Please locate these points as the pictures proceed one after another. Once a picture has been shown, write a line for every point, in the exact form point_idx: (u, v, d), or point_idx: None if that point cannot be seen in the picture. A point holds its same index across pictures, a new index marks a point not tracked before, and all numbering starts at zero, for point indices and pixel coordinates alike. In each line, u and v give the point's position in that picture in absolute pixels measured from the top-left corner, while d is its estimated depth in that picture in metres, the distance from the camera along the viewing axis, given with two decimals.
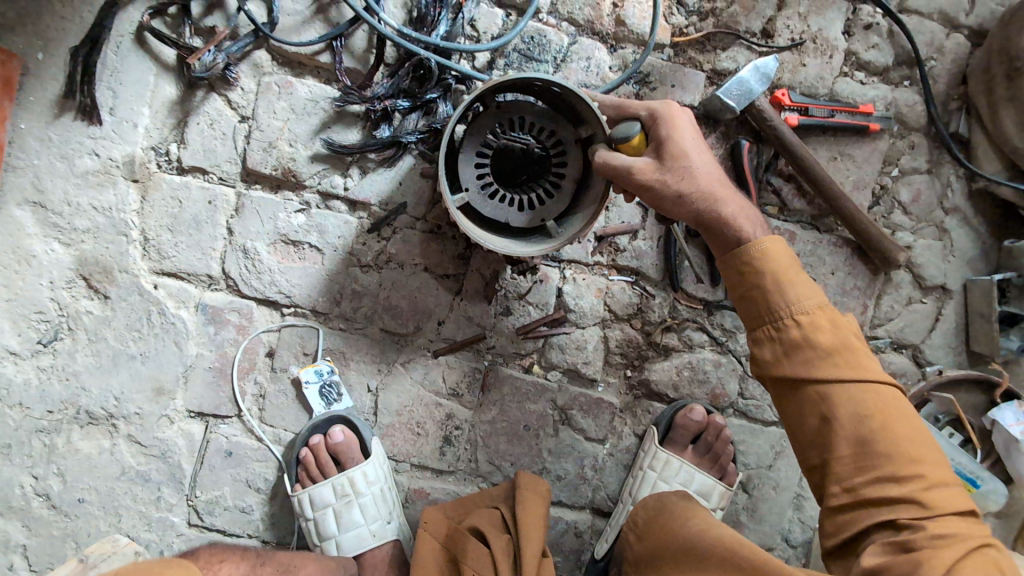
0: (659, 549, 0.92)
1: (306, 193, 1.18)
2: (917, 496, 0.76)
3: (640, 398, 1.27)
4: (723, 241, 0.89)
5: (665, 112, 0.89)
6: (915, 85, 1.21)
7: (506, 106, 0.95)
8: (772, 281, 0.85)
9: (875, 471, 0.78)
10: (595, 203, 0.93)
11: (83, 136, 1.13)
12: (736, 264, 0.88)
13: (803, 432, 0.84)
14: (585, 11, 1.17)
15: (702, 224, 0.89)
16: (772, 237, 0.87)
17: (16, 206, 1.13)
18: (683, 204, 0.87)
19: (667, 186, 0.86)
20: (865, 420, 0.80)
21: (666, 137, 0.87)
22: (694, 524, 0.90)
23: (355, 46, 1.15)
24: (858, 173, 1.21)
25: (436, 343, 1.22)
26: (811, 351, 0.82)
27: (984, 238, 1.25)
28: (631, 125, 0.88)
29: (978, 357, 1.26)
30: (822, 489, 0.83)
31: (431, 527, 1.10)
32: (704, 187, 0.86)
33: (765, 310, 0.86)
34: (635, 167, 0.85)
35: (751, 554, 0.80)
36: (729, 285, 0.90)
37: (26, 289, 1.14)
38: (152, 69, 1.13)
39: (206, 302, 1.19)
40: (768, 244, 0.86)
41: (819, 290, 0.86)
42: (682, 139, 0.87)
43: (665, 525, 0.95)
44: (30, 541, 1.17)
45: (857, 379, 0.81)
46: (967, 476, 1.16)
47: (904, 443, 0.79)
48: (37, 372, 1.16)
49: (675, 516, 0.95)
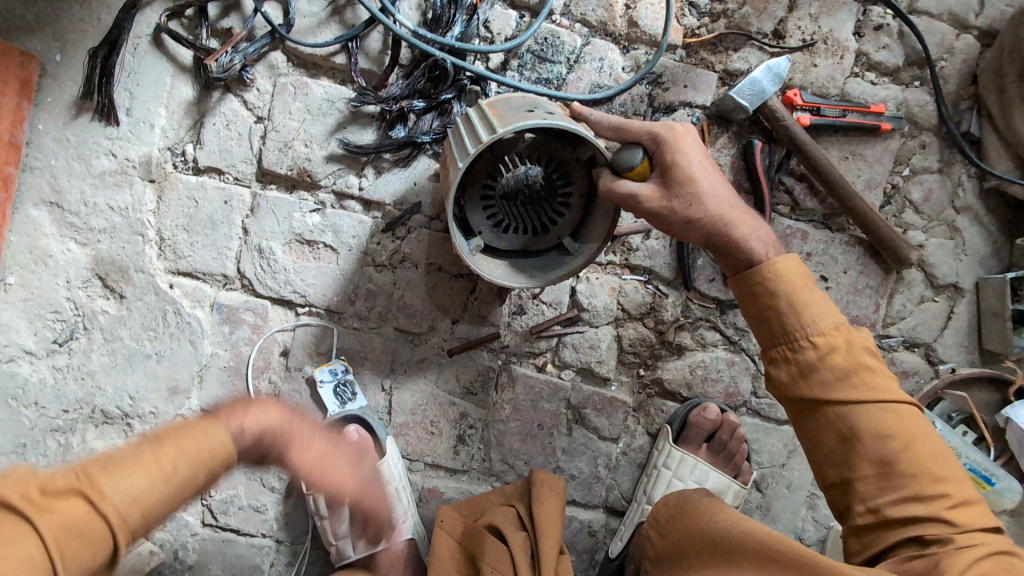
0: (689, 545, 0.92)
1: (320, 193, 1.19)
2: (944, 514, 0.76)
3: (653, 397, 1.27)
4: (734, 262, 0.90)
5: (668, 135, 0.89)
6: (926, 86, 1.22)
7: (501, 146, 0.91)
8: (786, 301, 0.85)
9: (900, 490, 0.78)
10: (606, 220, 0.96)
11: (100, 137, 1.14)
12: (749, 285, 0.88)
13: (823, 449, 0.84)
14: (598, 12, 1.17)
15: (713, 246, 0.90)
16: (782, 256, 0.87)
17: (33, 206, 1.14)
18: (691, 227, 0.89)
19: (674, 211, 0.88)
20: (886, 440, 0.79)
21: (673, 161, 0.87)
22: (722, 519, 0.89)
23: (370, 48, 1.16)
24: (869, 173, 1.21)
25: (449, 343, 1.23)
26: (828, 373, 0.82)
27: (995, 236, 1.25)
28: (635, 150, 0.88)
29: (991, 355, 1.26)
30: (846, 507, 0.83)
31: (447, 525, 1.10)
32: (712, 211, 0.87)
33: (780, 331, 0.86)
34: (642, 194, 0.86)
35: (786, 547, 0.79)
36: (742, 305, 0.91)
37: (42, 289, 1.15)
38: (169, 71, 1.14)
39: (221, 301, 1.19)
40: (781, 264, 0.87)
41: (835, 309, 0.85)
42: (688, 163, 0.87)
43: (689, 524, 0.94)
44: None
45: (876, 400, 0.81)
46: (981, 474, 1.17)
47: (926, 460, 0.79)
48: (53, 372, 1.16)
49: (699, 513, 0.94)
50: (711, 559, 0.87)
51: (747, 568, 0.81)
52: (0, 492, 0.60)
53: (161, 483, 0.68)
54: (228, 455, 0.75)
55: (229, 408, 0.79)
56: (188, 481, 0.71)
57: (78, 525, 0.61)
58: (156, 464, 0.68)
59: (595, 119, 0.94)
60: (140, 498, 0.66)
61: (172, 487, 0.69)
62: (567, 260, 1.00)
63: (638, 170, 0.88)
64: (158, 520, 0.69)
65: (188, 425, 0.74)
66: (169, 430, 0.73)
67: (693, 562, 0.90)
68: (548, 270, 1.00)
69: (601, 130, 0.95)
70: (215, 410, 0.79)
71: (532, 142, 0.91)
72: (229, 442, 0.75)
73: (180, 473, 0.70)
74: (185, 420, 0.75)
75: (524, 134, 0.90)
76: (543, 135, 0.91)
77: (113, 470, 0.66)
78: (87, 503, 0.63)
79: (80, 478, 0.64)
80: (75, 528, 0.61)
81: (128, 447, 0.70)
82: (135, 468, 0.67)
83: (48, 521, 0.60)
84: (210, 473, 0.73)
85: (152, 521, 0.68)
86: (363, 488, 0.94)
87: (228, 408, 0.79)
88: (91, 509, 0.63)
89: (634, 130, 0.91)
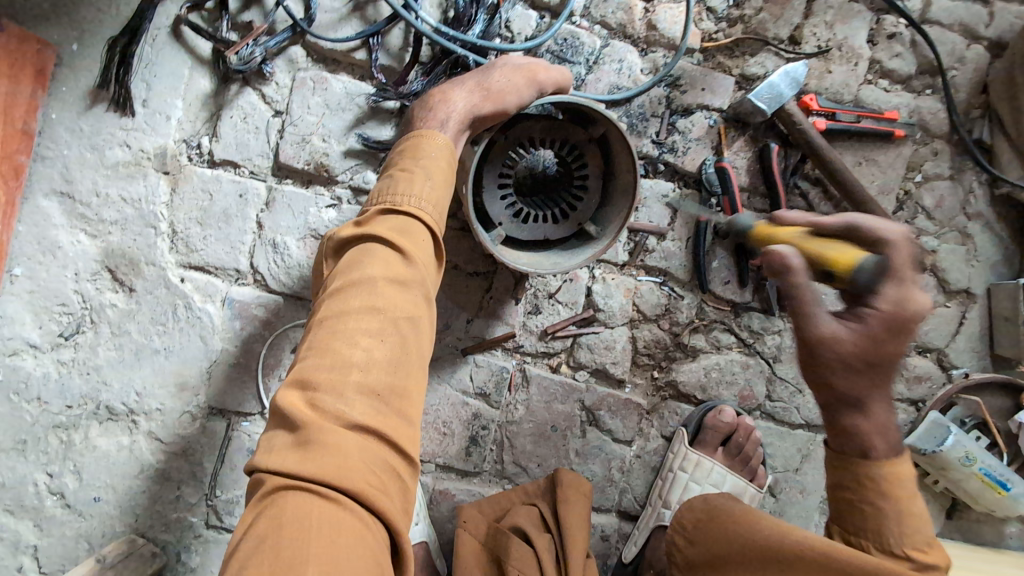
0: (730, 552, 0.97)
1: (337, 188, 1.18)
2: None
3: (668, 400, 1.26)
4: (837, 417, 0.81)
5: (909, 306, 0.71)
6: (937, 94, 1.24)
7: (514, 130, 0.99)
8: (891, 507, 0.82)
9: None
10: (628, 197, 0.99)
11: (115, 127, 1.13)
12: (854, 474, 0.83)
13: None
14: (617, 15, 1.18)
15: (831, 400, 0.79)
16: (899, 461, 0.82)
17: (43, 197, 1.11)
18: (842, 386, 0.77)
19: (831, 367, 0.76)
20: None
21: (883, 333, 0.72)
22: (768, 527, 0.94)
23: (390, 45, 1.16)
24: (882, 178, 1.23)
25: (464, 342, 1.21)
26: None
27: (1006, 243, 1.27)
28: (868, 262, 0.71)
29: (1004, 361, 1.27)
30: None
31: (471, 524, 1.11)
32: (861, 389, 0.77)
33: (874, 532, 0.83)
34: (812, 327, 0.74)
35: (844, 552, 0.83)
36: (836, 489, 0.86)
37: (50, 281, 1.12)
38: (187, 63, 1.14)
39: (233, 297, 1.17)
40: (898, 467, 0.81)
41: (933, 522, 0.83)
42: (892, 345, 0.73)
43: (726, 528, 0.99)
44: (41, 542, 1.12)
45: None
46: (997, 479, 1.16)
47: None
48: (57, 366, 1.13)
49: (734, 517, 1.00)
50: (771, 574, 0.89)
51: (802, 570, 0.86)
52: (348, 240, 0.81)
53: (423, 184, 0.83)
54: (452, 148, 0.90)
55: (420, 120, 0.94)
56: (444, 178, 0.87)
57: (398, 222, 0.81)
58: (419, 177, 0.84)
59: (868, 223, 0.73)
60: (425, 193, 0.83)
61: (436, 182, 0.85)
62: (592, 244, 1.03)
63: (833, 259, 0.72)
64: (446, 208, 0.87)
65: (417, 148, 0.88)
66: (397, 157, 0.89)
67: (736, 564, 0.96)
68: (575, 253, 1.03)
69: (854, 235, 0.75)
70: (415, 122, 0.94)
71: (541, 124, 0.99)
72: (450, 135, 0.90)
73: (437, 179, 0.85)
74: (410, 138, 0.90)
75: (538, 120, 1.00)
76: (554, 120, 1.00)
77: (395, 191, 0.83)
78: (399, 211, 0.82)
79: (386, 208, 0.82)
80: (395, 234, 0.79)
81: (384, 179, 0.87)
82: (408, 183, 0.83)
83: (377, 229, 0.79)
84: (449, 165, 0.89)
85: (442, 208, 0.86)
86: (535, 72, 0.98)
87: (423, 131, 0.91)
88: (402, 217, 0.81)
89: (899, 256, 0.71)
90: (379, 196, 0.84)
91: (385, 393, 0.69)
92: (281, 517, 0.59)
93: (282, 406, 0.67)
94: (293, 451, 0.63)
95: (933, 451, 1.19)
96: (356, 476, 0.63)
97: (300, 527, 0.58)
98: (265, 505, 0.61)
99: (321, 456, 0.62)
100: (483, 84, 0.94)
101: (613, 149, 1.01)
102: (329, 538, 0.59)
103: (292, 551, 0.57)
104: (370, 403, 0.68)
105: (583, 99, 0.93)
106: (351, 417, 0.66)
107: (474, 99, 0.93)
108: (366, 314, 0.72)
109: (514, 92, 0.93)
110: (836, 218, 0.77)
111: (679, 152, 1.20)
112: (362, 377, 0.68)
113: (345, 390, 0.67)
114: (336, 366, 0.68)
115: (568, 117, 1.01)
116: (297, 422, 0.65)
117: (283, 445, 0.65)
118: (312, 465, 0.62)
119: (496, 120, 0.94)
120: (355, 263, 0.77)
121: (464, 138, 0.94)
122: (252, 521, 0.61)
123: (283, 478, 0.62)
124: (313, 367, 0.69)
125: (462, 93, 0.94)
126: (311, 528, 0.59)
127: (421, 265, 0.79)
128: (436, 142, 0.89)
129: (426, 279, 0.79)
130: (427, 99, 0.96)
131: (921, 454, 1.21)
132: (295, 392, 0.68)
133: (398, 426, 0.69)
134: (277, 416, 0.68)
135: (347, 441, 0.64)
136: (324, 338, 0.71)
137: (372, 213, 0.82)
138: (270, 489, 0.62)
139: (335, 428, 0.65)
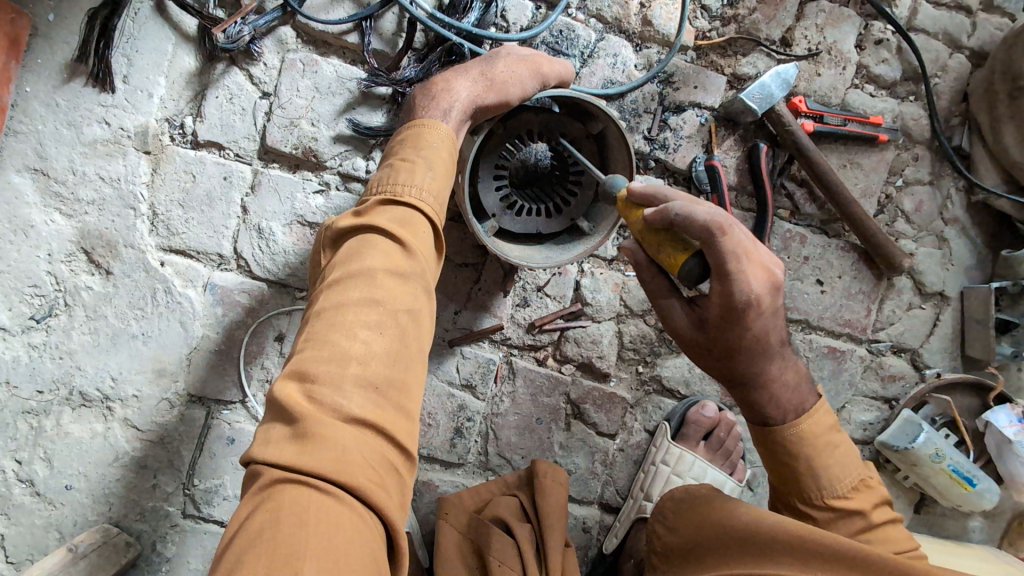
0: (709, 540, 0.96)
1: (325, 174, 1.16)
2: None
3: (652, 394, 1.28)
4: (720, 370, 0.92)
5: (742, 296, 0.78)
6: (920, 101, 1.27)
7: (512, 122, 0.99)
8: (807, 469, 0.93)
9: None
10: None
11: (93, 103, 1.08)
12: (765, 438, 0.96)
13: None
14: (613, 8, 1.18)
15: (712, 354, 0.90)
16: (808, 419, 0.93)
17: (15, 172, 1.07)
18: (721, 365, 0.91)
19: (693, 328, 0.89)
20: None
21: (723, 324, 0.84)
22: (748, 513, 0.93)
23: (384, 29, 1.14)
24: (865, 181, 1.26)
25: (452, 333, 1.20)
26: (863, 520, 0.92)
27: (980, 247, 1.31)
28: (693, 265, 0.77)
29: (974, 362, 1.32)
30: None
31: (452, 518, 1.11)
32: (730, 346, 0.87)
33: (799, 487, 0.95)
34: (670, 319, 0.91)
35: (826, 540, 0.84)
36: (762, 452, 0.98)
37: (22, 261, 1.08)
38: (171, 39, 1.10)
39: (215, 282, 1.14)
40: (804, 426, 0.93)
41: (855, 469, 0.95)
42: (746, 331, 0.83)
43: (708, 516, 0.98)
44: (8, 531, 1.08)
45: None
46: (965, 476, 1.20)
47: None
48: (28, 349, 1.09)
49: (718, 506, 0.98)
50: (742, 553, 0.90)
51: (782, 558, 0.85)
52: (345, 231, 0.80)
53: (425, 174, 0.83)
54: (455, 138, 0.90)
55: (420, 108, 0.92)
56: (444, 169, 0.86)
57: (399, 213, 0.80)
58: (420, 165, 0.84)
59: (681, 220, 0.75)
60: (427, 183, 0.83)
61: (438, 174, 0.84)
62: (583, 239, 1.03)
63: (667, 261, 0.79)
64: (447, 199, 0.87)
65: (420, 136, 0.88)
66: (398, 147, 0.89)
67: (712, 551, 0.95)
68: (564, 248, 1.03)
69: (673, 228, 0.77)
70: (418, 109, 0.93)
71: (540, 116, 0.99)
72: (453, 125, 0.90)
73: (439, 168, 0.85)
74: (413, 125, 0.90)
75: (538, 112, 0.99)
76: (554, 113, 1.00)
77: (398, 180, 0.82)
78: (399, 200, 0.81)
79: (383, 197, 0.82)
80: (395, 225, 0.78)
81: (384, 168, 0.86)
82: (411, 172, 0.83)
83: (377, 221, 0.78)
84: (452, 155, 0.89)
85: (442, 199, 0.85)
86: (540, 64, 0.98)
87: (424, 119, 0.90)
88: (405, 207, 0.81)
89: (718, 256, 0.74)
90: (380, 185, 0.84)
91: (384, 386, 0.69)
92: (280, 511, 0.58)
93: (279, 397, 0.66)
94: (291, 444, 0.62)
95: (905, 447, 1.23)
96: (355, 469, 0.62)
97: (301, 521, 0.57)
98: (264, 499, 0.60)
99: (321, 450, 0.61)
100: (485, 74, 0.94)
101: (609, 146, 1.02)
102: (329, 533, 0.58)
103: (291, 545, 0.56)
104: (369, 397, 0.67)
105: (586, 94, 0.93)
106: (348, 411, 0.65)
107: (478, 89, 0.92)
108: (364, 307, 0.71)
109: (518, 84, 0.93)
110: (657, 213, 0.77)
111: (670, 149, 1.20)
112: (361, 371, 0.68)
113: (344, 383, 0.66)
114: (335, 358, 0.68)
115: (567, 111, 1.02)
116: (294, 414, 0.64)
117: (281, 437, 0.64)
118: (310, 458, 0.61)
119: (497, 111, 0.93)
120: (356, 253, 0.76)
121: (465, 127, 0.93)
122: (247, 516, 0.59)
123: (282, 472, 0.61)
124: (313, 359, 0.68)
125: (466, 82, 0.93)
126: (311, 522, 0.58)
127: (420, 256, 0.78)
128: (440, 131, 0.89)
129: (426, 271, 0.79)
130: (423, 88, 0.95)
131: (894, 450, 1.24)
132: (293, 384, 0.67)
133: (395, 418, 0.69)
134: (274, 409, 0.67)
135: (346, 436, 0.63)
136: (323, 329, 0.70)
137: (369, 201, 0.82)
138: (269, 482, 0.61)
139: (335, 422, 0.64)
